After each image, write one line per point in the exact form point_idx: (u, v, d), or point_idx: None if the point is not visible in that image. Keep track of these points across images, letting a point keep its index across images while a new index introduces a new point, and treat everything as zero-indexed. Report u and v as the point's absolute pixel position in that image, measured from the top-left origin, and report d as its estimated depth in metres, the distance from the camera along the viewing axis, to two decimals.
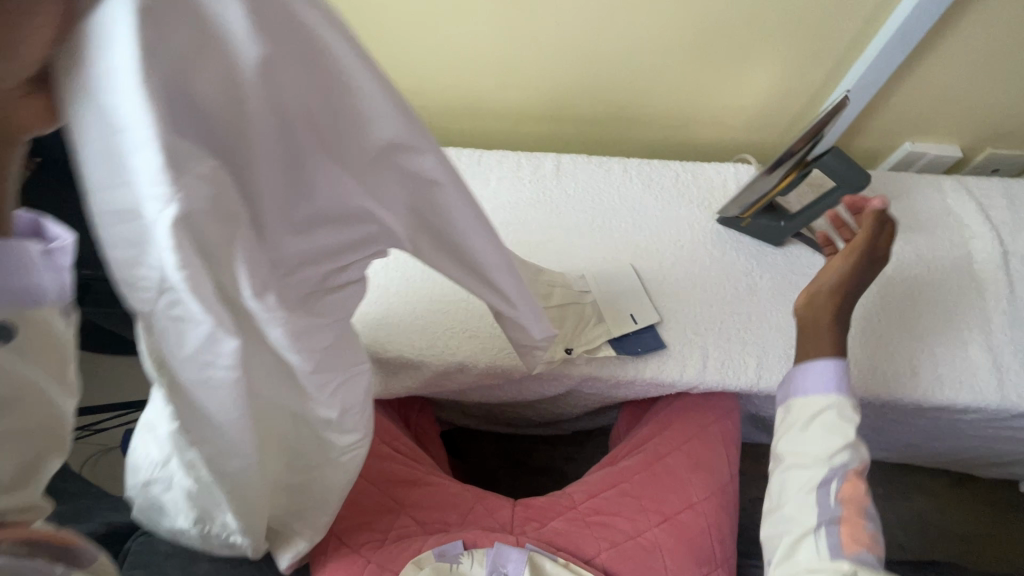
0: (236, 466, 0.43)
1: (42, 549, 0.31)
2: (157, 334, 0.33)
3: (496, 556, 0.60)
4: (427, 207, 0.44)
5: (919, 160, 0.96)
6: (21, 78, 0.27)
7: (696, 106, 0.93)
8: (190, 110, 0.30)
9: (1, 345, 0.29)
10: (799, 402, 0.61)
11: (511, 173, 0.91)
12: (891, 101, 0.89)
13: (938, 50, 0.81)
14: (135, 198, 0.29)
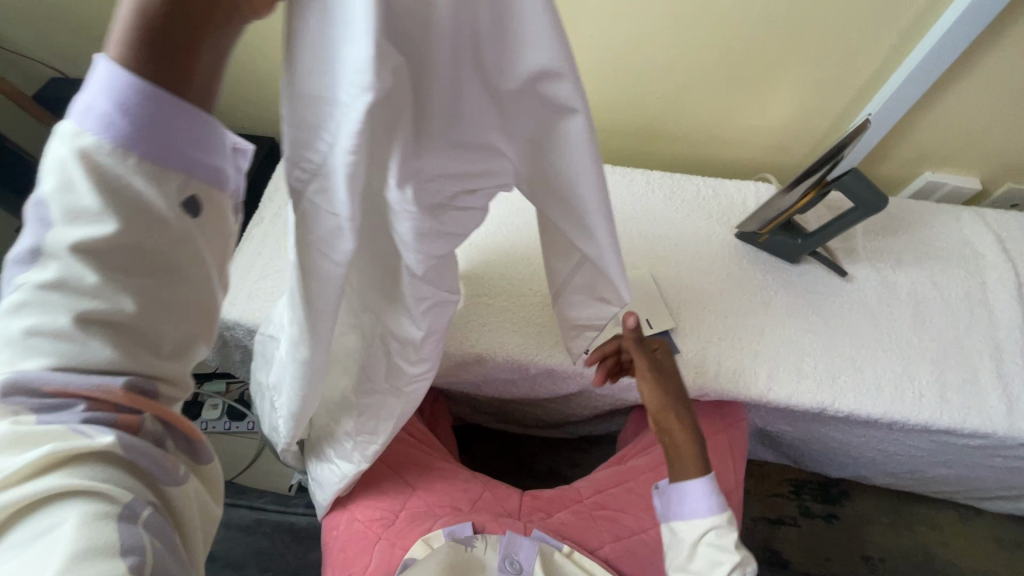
0: (306, 367, 0.47)
1: (174, 437, 0.32)
2: (308, 209, 0.37)
3: (506, 546, 0.60)
4: (553, 146, 0.41)
5: (938, 189, 0.98)
6: None
7: (721, 122, 0.95)
8: (391, 12, 0.32)
9: (189, 217, 0.30)
10: (679, 524, 0.59)
11: None
12: (913, 129, 0.91)
13: (962, 83, 0.83)
14: (338, 87, 0.32)
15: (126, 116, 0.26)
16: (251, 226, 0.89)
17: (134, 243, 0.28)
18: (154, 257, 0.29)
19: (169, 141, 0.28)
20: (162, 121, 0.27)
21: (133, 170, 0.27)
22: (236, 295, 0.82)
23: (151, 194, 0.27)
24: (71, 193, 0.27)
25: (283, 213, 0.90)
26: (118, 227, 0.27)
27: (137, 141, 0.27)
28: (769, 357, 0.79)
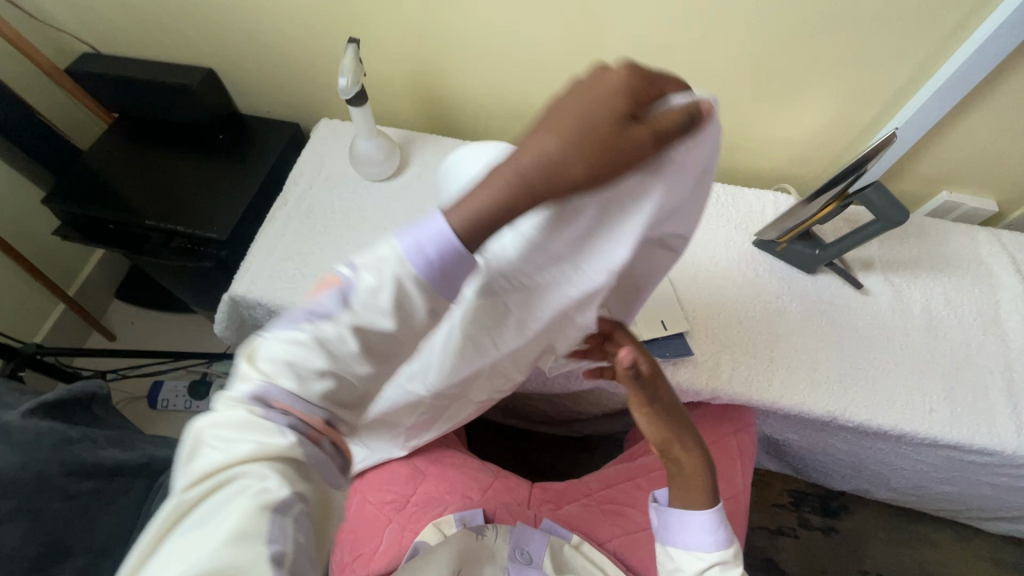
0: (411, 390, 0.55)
1: (340, 458, 0.38)
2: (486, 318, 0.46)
3: (516, 539, 0.60)
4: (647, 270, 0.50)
5: (954, 209, 0.99)
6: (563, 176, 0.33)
7: (744, 131, 0.96)
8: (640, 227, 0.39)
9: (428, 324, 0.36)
10: (674, 551, 0.55)
11: None
12: (933, 148, 0.92)
13: (985, 104, 0.84)
14: (581, 266, 0.41)
15: (439, 264, 0.33)
16: (274, 209, 0.91)
17: (387, 340, 0.35)
18: (388, 347, 0.35)
19: (453, 284, 0.34)
20: (455, 271, 0.33)
21: (419, 293, 0.33)
22: (259, 275, 0.83)
23: (418, 304, 0.34)
24: (373, 301, 0.33)
25: (307, 197, 0.91)
26: (388, 322, 0.34)
27: (435, 280, 0.33)
28: (781, 364, 0.80)
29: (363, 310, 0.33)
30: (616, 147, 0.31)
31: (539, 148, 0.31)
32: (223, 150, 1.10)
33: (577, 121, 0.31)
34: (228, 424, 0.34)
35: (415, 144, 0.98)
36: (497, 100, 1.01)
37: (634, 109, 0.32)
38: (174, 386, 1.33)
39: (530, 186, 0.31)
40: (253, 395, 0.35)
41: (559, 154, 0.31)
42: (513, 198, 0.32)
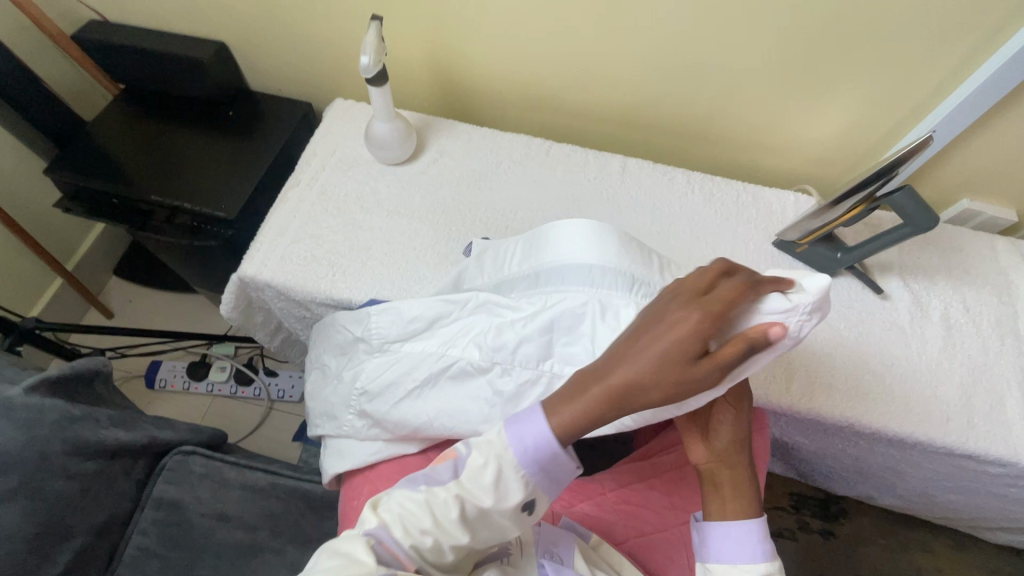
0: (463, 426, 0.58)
1: None
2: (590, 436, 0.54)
3: (544, 541, 0.59)
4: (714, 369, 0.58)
5: (973, 218, 0.98)
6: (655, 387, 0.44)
7: (765, 131, 0.95)
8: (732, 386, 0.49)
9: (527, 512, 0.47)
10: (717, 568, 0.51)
11: (577, 167, 0.94)
12: (956, 156, 0.91)
13: (1014, 113, 0.83)
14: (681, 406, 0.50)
15: (542, 461, 0.45)
16: (285, 189, 0.88)
17: (485, 513, 0.46)
18: (488, 517, 0.47)
19: (546, 475, 0.46)
20: (551, 468, 0.45)
21: (518, 480, 0.45)
22: (269, 256, 0.82)
23: (517, 489, 0.46)
24: (480, 478, 0.45)
25: (320, 179, 0.89)
26: (492, 499, 0.46)
27: (534, 473, 0.45)
28: (799, 367, 0.79)
29: (473, 484, 0.45)
30: (685, 377, 0.43)
31: (624, 368, 0.44)
32: (233, 127, 1.08)
33: (656, 349, 0.43)
34: (345, 547, 0.43)
35: (431, 128, 0.95)
36: (515, 89, 0.99)
37: (704, 346, 0.43)
38: (172, 366, 1.30)
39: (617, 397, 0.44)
40: (370, 534, 0.44)
41: (642, 377, 0.44)
42: (598, 402, 0.44)
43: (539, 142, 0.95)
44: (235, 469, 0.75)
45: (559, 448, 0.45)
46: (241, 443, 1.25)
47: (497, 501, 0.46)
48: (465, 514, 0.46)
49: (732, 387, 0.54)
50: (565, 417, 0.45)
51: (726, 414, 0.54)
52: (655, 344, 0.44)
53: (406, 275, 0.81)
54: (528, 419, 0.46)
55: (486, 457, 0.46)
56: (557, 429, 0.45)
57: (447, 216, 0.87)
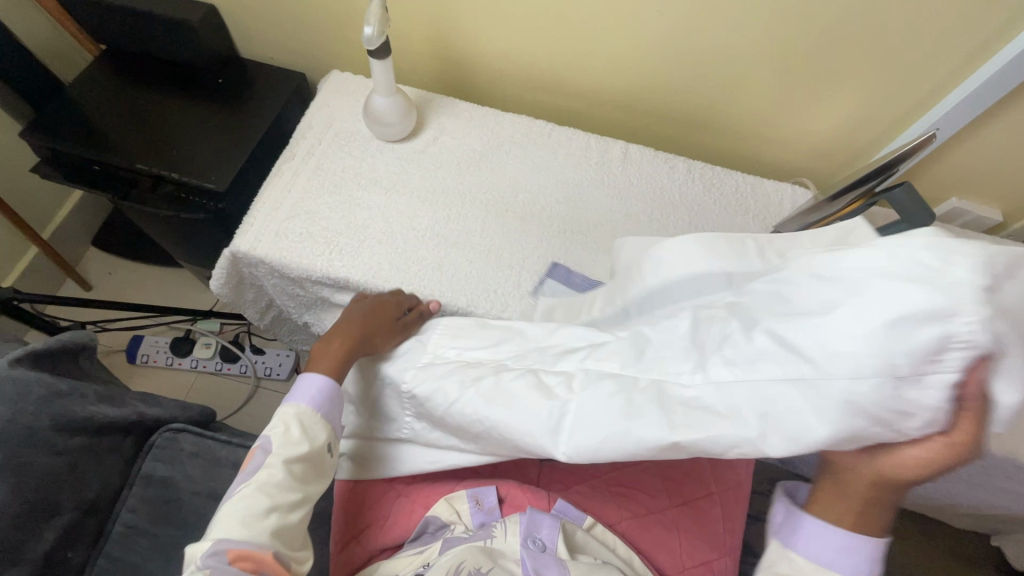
0: (527, 423, 0.49)
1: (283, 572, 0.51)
2: (684, 424, 0.42)
3: (528, 525, 0.59)
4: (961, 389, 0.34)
5: (960, 217, 1.00)
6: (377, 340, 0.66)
7: (766, 124, 0.95)
8: (896, 344, 0.34)
9: (330, 454, 0.60)
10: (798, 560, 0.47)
11: (579, 152, 0.93)
12: (949, 154, 0.92)
13: (1009, 113, 0.84)
14: (813, 378, 0.37)
15: (322, 402, 0.61)
16: (280, 162, 0.86)
17: (308, 462, 0.57)
18: (317, 463, 0.58)
19: (332, 413, 0.61)
20: (333, 406, 0.62)
21: (318, 422, 0.59)
22: (263, 232, 0.79)
23: (318, 434, 0.59)
24: (288, 440, 0.57)
25: (316, 153, 0.87)
26: (307, 447, 0.57)
27: (325, 411, 0.60)
28: None
29: (285, 449, 0.56)
30: (388, 331, 0.67)
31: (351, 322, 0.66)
32: (223, 96, 1.03)
33: (369, 310, 0.68)
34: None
35: (431, 105, 0.93)
36: (518, 70, 0.97)
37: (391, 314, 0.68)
38: (155, 342, 1.27)
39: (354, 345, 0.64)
40: (206, 552, 0.49)
41: (362, 323, 0.66)
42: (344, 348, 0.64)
43: (541, 124, 0.94)
44: (227, 448, 0.74)
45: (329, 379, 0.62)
46: (227, 421, 1.24)
47: (310, 447, 0.58)
48: (293, 474, 0.55)
49: (959, 433, 0.36)
50: (327, 359, 0.63)
51: (921, 459, 0.38)
52: (367, 306, 0.69)
53: (404, 254, 0.80)
54: (303, 381, 0.61)
55: (285, 426, 0.58)
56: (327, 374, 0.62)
57: (446, 195, 0.85)
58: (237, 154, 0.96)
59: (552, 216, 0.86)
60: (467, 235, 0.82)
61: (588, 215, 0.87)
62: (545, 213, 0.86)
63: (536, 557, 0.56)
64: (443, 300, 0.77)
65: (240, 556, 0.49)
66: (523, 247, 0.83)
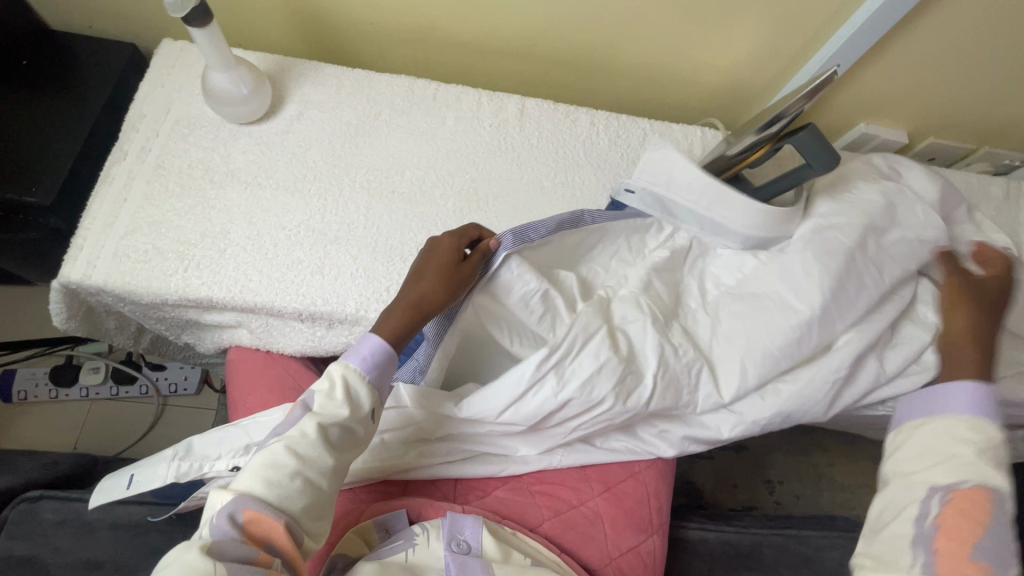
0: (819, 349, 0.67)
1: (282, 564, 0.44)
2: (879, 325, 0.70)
3: (451, 526, 0.56)
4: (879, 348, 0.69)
5: (869, 142, 0.98)
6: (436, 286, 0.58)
7: (671, 64, 0.87)
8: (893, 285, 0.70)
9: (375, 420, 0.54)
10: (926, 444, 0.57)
11: (470, 113, 0.82)
12: (857, 78, 0.88)
13: (912, 30, 0.80)
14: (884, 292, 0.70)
15: (376, 362, 0.54)
16: (108, 164, 0.71)
17: (345, 430, 0.51)
18: (345, 439, 0.51)
19: (384, 378, 0.55)
20: (386, 367, 0.55)
21: (364, 388, 0.53)
22: (98, 254, 0.67)
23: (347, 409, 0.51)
24: (329, 400, 0.51)
25: (153, 149, 0.72)
26: (348, 413, 0.51)
27: (373, 378, 0.54)
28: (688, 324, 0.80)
29: None
30: (448, 273, 0.59)
31: (417, 286, 0.58)
32: (31, 82, 0.84)
33: (431, 264, 0.59)
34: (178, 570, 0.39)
35: (289, 74, 0.79)
36: (390, 27, 0.83)
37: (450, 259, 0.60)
38: (31, 374, 1.12)
39: (416, 308, 0.57)
40: (220, 513, 0.45)
41: (421, 278, 0.59)
42: (407, 316, 0.57)
43: (423, 85, 0.82)
44: (98, 509, 0.64)
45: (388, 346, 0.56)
46: (131, 451, 1.12)
47: (353, 413, 0.52)
48: (328, 438, 0.50)
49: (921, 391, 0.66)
50: (390, 323, 0.57)
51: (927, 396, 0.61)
52: (432, 260, 0.60)
53: (276, 259, 0.69)
54: (362, 343, 0.55)
55: (329, 385, 0.52)
56: (386, 337, 0.56)
57: (320, 182, 0.74)
58: (60, 155, 0.80)
59: (445, 192, 0.77)
60: (348, 227, 0.72)
61: (487, 186, 0.78)
62: (439, 191, 0.77)
63: (460, 561, 0.53)
64: (327, 307, 0.68)
65: (257, 525, 0.44)
66: (415, 231, 0.73)
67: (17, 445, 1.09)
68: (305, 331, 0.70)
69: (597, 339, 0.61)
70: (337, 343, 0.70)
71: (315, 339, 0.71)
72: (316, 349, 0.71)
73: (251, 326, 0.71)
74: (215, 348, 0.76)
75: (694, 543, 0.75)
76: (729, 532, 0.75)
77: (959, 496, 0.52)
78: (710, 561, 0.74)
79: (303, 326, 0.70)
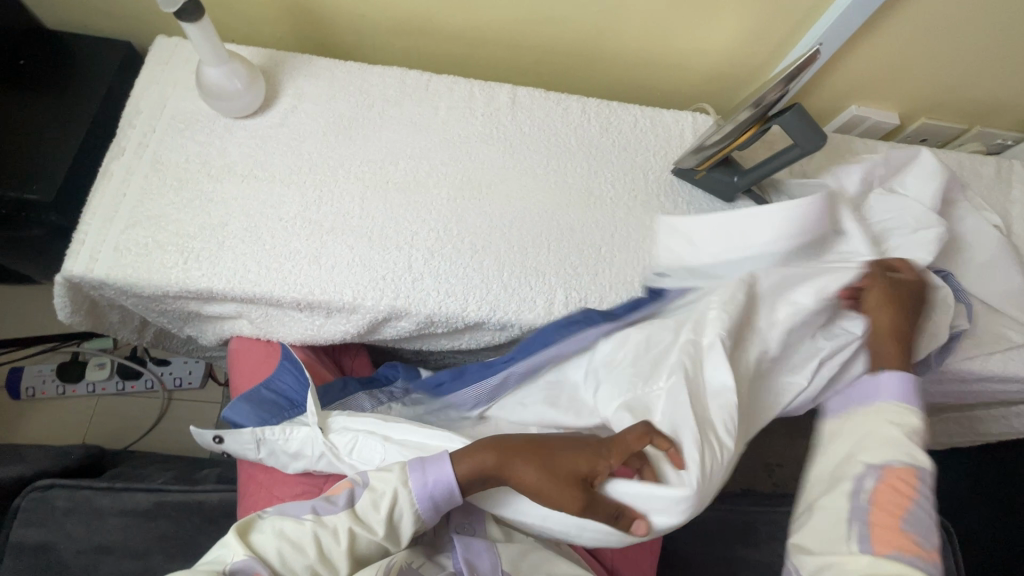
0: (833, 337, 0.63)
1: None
2: None
3: (459, 515, 0.60)
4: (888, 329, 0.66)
5: (861, 124, 0.98)
6: (540, 474, 0.53)
7: (661, 50, 0.87)
8: None
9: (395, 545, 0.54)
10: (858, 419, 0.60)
11: (462, 103, 0.83)
12: (847, 60, 0.89)
13: (899, 11, 0.81)
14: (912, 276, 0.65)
15: (436, 496, 0.54)
16: (106, 160, 0.72)
17: (372, 544, 0.53)
18: (363, 551, 0.53)
19: (432, 512, 0.54)
20: (442, 506, 0.54)
21: (410, 512, 0.53)
22: (99, 248, 0.68)
23: (377, 530, 0.53)
24: (374, 509, 0.53)
25: (151, 145, 0.74)
26: (382, 534, 0.53)
27: (423, 508, 0.54)
28: None
29: None
30: (563, 485, 0.52)
31: (528, 457, 0.54)
32: (27, 82, 0.85)
33: (560, 457, 0.54)
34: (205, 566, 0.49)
35: (282, 68, 0.80)
36: (381, 20, 0.84)
37: (590, 476, 0.53)
38: (38, 371, 1.14)
39: (502, 468, 0.54)
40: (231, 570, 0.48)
41: (538, 455, 0.54)
42: (488, 469, 0.54)
43: (416, 76, 0.83)
44: (109, 496, 0.66)
45: (456, 488, 0.54)
46: (138, 444, 1.14)
47: (383, 532, 0.53)
48: (354, 543, 0.52)
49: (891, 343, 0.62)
50: (471, 462, 0.54)
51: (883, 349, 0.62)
52: (565, 453, 0.54)
53: (273, 250, 0.70)
54: (434, 471, 0.54)
55: (381, 491, 0.53)
56: (458, 475, 0.54)
57: (314, 174, 0.75)
58: (58, 152, 0.81)
59: (437, 182, 0.78)
60: (344, 218, 0.73)
61: (480, 176, 0.79)
62: (432, 181, 0.78)
63: (465, 541, 0.57)
64: (324, 297, 0.69)
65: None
66: (409, 222, 0.74)
67: (25, 441, 1.11)
68: (304, 320, 0.72)
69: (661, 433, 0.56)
70: (336, 332, 0.72)
71: (316, 328, 0.72)
72: (315, 337, 0.73)
73: (251, 317, 0.72)
74: (217, 340, 0.78)
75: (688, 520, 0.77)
76: (723, 511, 0.77)
77: (893, 474, 0.54)
78: (706, 540, 0.76)
79: (302, 316, 0.72)
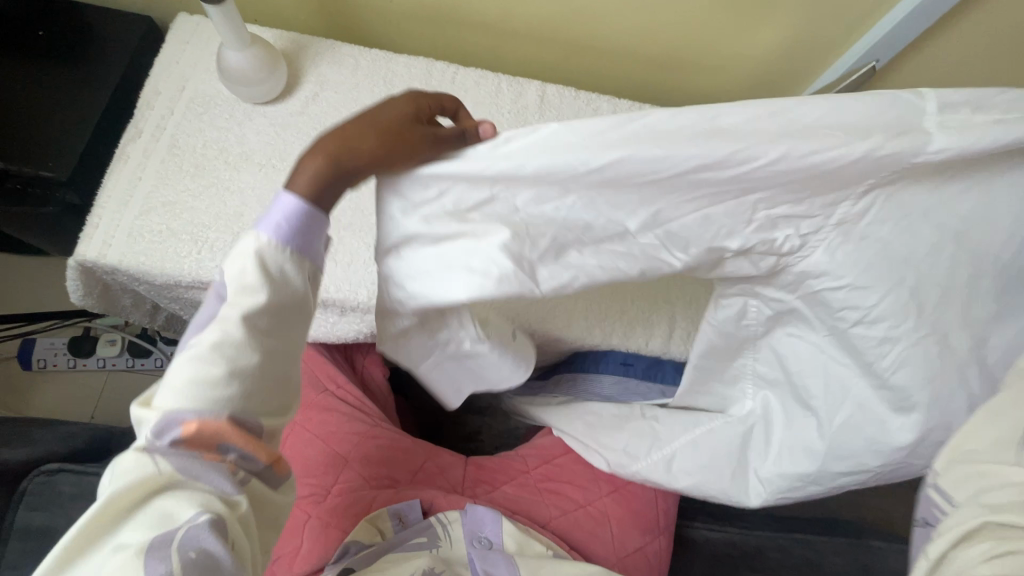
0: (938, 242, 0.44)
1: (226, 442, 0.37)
2: None
3: (471, 524, 0.59)
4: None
5: None
6: (372, 148, 0.41)
7: (699, 52, 0.83)
8: None
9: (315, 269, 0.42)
10: None
11: (489, 98, 0.80)
12: (896, 72, 0.84)
13: (957, 24, 0.76)
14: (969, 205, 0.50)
15: (293, 223, 0.40)
16: (123, 141, 0.71)
17: (273, 309, 0.39)
18: (273, 338, 0.40)
19: (312, 238, 0.41)
20: (310, 230, 0.41)
21: (286, 260, 0.40)
22: (112, 233, 0.67)
23: (272, 289, 0.39)
24: (240, 285, 0.39)
25: (169, 127, 0.72)
26: (267, 295, 0.39)
27: (293, 242, 0.40)
28: None
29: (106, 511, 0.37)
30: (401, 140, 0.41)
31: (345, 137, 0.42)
32: (46, 54, 0.83)
33: (373, 111, 0.42)
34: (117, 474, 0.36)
35: (306, 53, 0.77)
36: (409, 7, 0.81)
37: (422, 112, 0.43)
38: (50, 345, 1.14)
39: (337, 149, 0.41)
40: (152, 437, 0.37)
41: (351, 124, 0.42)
42: (327, 165, 0.41)
43: (442, 67, 0.80)
44: None
45: (311, 204, 0.41)
46: None
47: (276, 290, 0.39)
48: (250, 327, 0.38)
49: None
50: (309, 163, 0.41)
51: None
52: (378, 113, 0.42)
53: None
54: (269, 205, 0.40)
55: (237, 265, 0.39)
56: (303, 187, 0.40)
57: None
58: (75, 129, 0.79)
59: None
60: (362, 215, 0.71)
61: None
62: None
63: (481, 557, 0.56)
64: (339, 296, 0.67)
65: (194, 436, 0.37)
66: None
67: (37, 412, 1.12)
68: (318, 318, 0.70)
69: (580, 195, 0.43)
70: (349, 332, 0.70)
71: (329, 326, 0.71)
72: (328, 336, 0.71)
73: None
74: None
75: (696, 542, 0.76)
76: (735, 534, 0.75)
77: None
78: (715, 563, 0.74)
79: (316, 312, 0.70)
